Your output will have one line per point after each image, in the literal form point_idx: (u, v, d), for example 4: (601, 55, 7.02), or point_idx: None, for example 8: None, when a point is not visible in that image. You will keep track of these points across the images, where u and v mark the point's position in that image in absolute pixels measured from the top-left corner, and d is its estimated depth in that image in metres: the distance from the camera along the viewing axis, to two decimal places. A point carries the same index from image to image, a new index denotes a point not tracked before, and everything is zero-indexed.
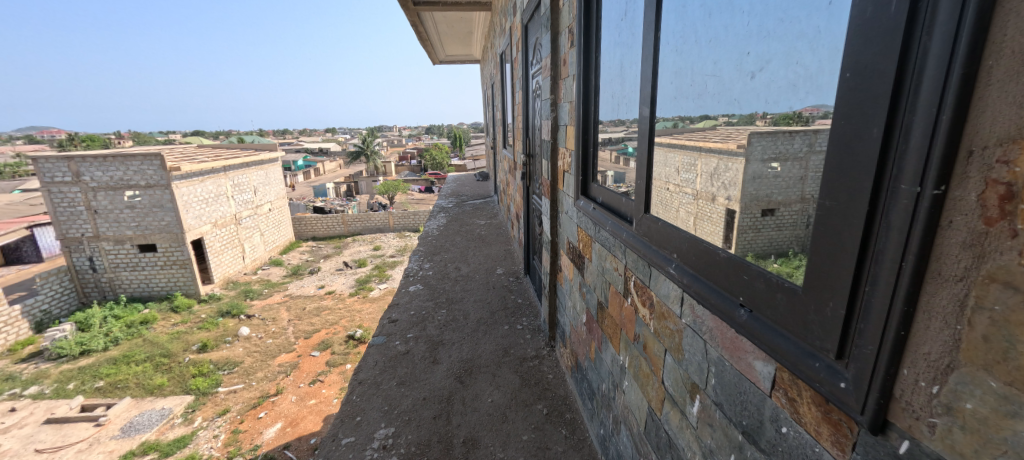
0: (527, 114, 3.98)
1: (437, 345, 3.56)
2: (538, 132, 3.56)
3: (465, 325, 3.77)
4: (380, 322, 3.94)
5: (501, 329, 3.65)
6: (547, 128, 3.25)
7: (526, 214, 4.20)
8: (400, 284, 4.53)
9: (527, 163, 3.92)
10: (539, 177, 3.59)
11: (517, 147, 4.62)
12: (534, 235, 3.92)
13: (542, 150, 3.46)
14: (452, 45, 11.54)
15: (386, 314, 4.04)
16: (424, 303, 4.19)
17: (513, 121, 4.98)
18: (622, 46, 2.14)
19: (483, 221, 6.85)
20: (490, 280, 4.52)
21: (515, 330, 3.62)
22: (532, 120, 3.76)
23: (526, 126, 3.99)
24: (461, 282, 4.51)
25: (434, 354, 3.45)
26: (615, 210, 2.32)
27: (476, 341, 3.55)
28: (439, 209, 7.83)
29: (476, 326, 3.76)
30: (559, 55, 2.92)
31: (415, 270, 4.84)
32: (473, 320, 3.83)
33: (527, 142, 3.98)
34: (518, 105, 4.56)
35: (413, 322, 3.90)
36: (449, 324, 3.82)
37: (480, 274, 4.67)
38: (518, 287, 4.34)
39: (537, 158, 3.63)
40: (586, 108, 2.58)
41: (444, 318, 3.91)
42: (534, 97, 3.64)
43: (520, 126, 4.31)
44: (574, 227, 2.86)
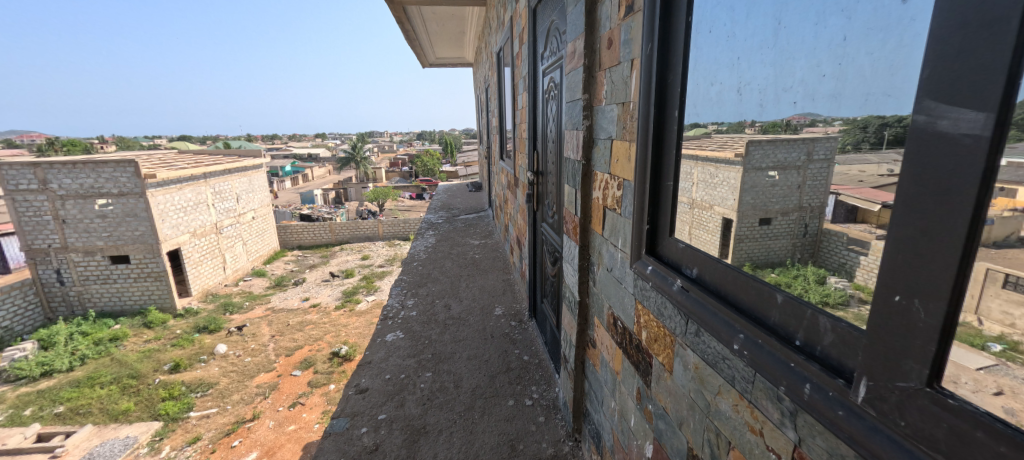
0: (535, 123, 3.19)
1: (418, 434, 2.74)
2: (556, 147, 2.74)
3: (455, 400, 2.94)
4: (345, 392, 3.18)
5: (504, 406, 2.82)
6: (574, 142, 2.46)
7: (535, 248, 3.40)
8: (375, 335, 3.71)
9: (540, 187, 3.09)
10: (556, 205, 2.78)
11: (519, 162, 3.81)
12: (547, 278, 3.10)
13: (563, 171, 2.65)
14: (442, 46, 10.69)
15: (353, 380, 3.27)
16: (404, 364, 3.37)
17: (514, 130, 4.20)
18: (718, 11, 1.47)
19: (477, 241, 6.04)
20: (487, 326, 3.70)
21: (522, 409, 2.79)
22: (546, 131, 2.96)
23: (534, 137, 3.19)
24: (451, 330, 3.69)
25: (412, 450, 2.61)
26: (748, 311, 1.37)
27: (470, 426, 2.71)
28: (427, 226, 6.99)
29: (469, 401, 2.92)
30: (597, 38, 2.17)
31: (396, 310, 4.04)
32: (466, 392, 3.00)
33: (536, 159, 3.17)
34: (519, 112, 3.77)
35: (387, 395, 3.09)
36: (435, 399, 2.99)
37: (474, 316, 3.84)
38: (523, 337, 3.51)
39: (553, 181, 2.83)
40: (646, 117, 1.80)
41: (428, 389, 3.08)
42: (550, 103, 2.85)
43: (526, 139, 3.48)
44: (642, 309, 1.90)
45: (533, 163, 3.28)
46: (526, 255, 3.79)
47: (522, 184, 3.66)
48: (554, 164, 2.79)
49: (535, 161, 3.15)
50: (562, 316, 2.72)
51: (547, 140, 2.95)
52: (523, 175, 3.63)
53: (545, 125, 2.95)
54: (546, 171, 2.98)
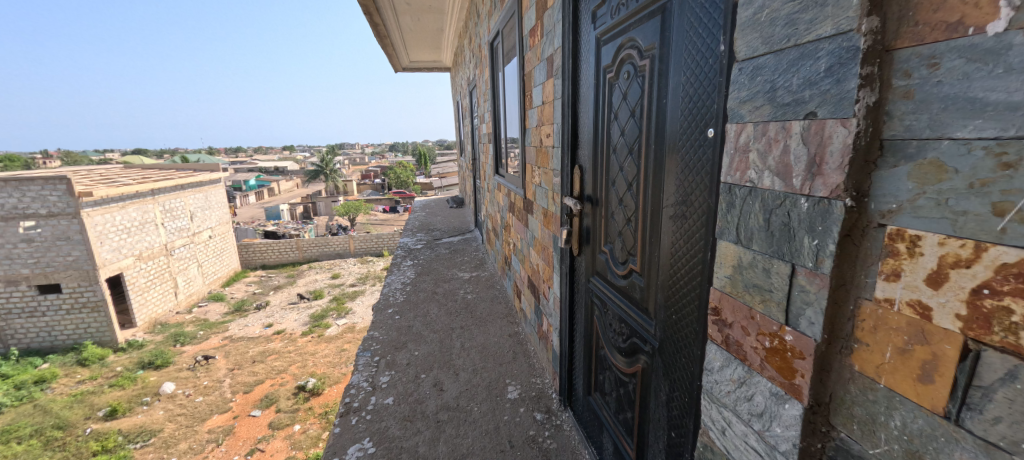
0: (569, 121, 2.01)
1: None
2: (615, 155, 1.58)
3: None
4: None
5: None
6: (769, 158, 0.80)
7: (572, 309, 2.21)
8: None
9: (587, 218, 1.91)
10: (620, 255, 1.60)
11: (539, 177, 2.63)
12: (598, 363, 1.90)
13: (632, 195, 1.48)
14: (415, 47, 9.44)
15: None
16: None
17: (523, 134, 3.03)
18: None
19: (468, 273, 4.82)
20: (503, 423, 2.34)
21: None
22: (590, 129, 1.80)
23: (571, 140, 2.02)
24: (449, 433, 2.30)
25: None
26: None
27: None
28: (404, 255, 5.70)
29: None
30: None
31: (363, 398, 2.62)
32: None
33: (574, 174, 2.00)
34: (537, 106, 2.59)
35: None
36: None
37: (482, 406, 2.48)
38: (565, 443, 2.18)
39: (613, 213, 1.64)
40: None
41: None
42: (601, 77, 1.68)
43: (552, 142, 2.31)
44: None
45: (565, 182, 2.12)
46: (551, 313, 2.57)
47: (548, 209, 2.47)
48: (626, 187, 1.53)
49: (577, 181, 1.98)
50: (641, 450, 1.53)
51: (595, 142, 1.77)
52: (548, 196, 2.45)
53: (591, 119, 1.78)
54: (598, 193, 1.79)
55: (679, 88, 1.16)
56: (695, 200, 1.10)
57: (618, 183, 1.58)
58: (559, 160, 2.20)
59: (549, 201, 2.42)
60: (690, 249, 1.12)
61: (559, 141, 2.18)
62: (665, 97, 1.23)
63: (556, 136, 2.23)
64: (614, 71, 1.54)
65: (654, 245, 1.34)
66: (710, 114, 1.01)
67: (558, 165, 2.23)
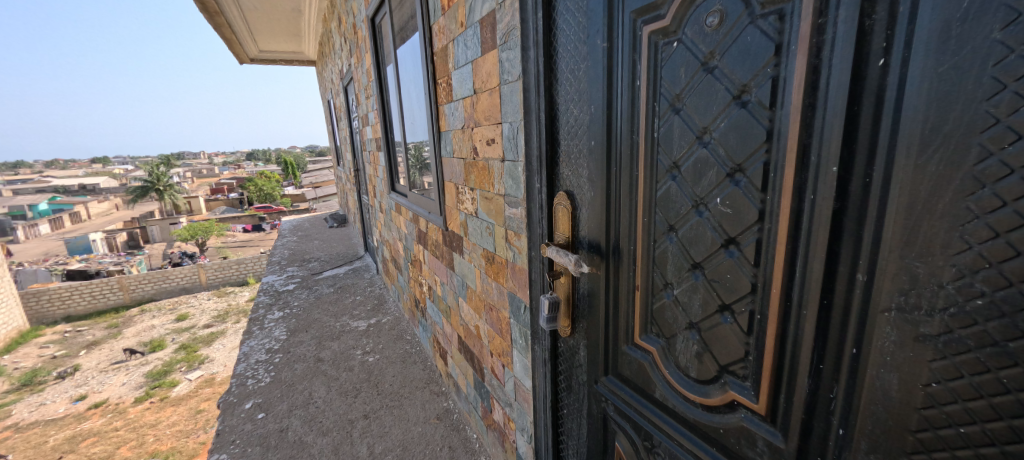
0: (538, 118, 1.20)
1: None
2: (677, 182, 0.84)
3: None
4: None
5: None
6: None
7: (556, 413, 1.42)
8: None
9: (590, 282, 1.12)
10: (697, 364, 0.87)
11: (472, 203, 1.75)
12: None
13: (740, 262, 0.74)
14: (265, 34, 7.60)
15: None
16: None
17: (435, 139, 2.10)
18: None
19: (364, 320, 3.65)
20: None
21: None
22: (598, 132, 1.02)
23: (546, 149, 1.20)
24: None
25: None
26: None
27: None
28: (268, 302, 4.22)
29: None
30: None
31: None
32: None
33: (559, 207, 1.20)
34: (462, 97, 1.71)
35: None
36: None
37: None
38: None
39: (670, 285, 0.90)
40: None
41: None
42: (623, 35, 0.91)
43: (498, 153, 1.46)
44: None
45: (535, 218, 1.30)
46: (510, 403, 1.73)
47: (495, 252, 1.61)
48: (706, 242, 0.80)
49: (564, 219, 1.19)
50: None
51: (611, 156, 1.00)
52: (495, 235, 1.59)
53: (599, 114, 1.01)
54: (620, 244, 1.02)
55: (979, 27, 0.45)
56: None
57: (686, 234, 0.84)
58: (517, 181, 1.37)
59: (497, 241, 1.57)
60: None
61: (515, 151, 1.35)
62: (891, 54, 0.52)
63: (507, 144, 1.39)
64: (670, 17, 0.79)
65: (835, 377, 0.64)
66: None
67: (514, 190, 1.39)
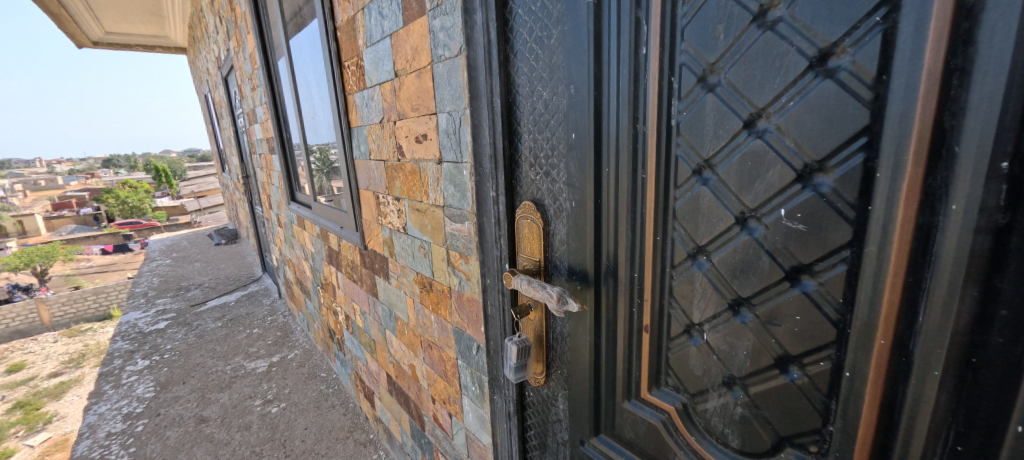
0: (491, 105, 0.90)
1: None
2: (712, 187, 0.60)
3: None
4: None
5: None
6: None
7: None
8: None
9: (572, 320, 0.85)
10: (740, 431, 0.65)
11: (398, 216, 1.39)
12: None
13: (819, 299, 0.53)
14: (112, 13, 6.17)
15: None
16: None
17: (345, 137, 1.68)
18: None
19: (265, 357, 3.01)
20: None
21: None
22: (582, 120, 0.75)
23: (503, 146, 0.91)
24: None
25: None
26: None
27: None
28: (128, 348, 3.32)
29: None
30: None
31: None
32: None
33: (523, 221, 0.92)
34: (378, 83, 1.34)
35: None
36: None
37: None
38: None
39: (697, 327, 0.66)
40: None
41: None
42: None
43: (432, 153, 1.13)
44: None
45: (489, 236, 1.00)
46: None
47: (433, 278, 1.27)
48: (767, 273, 0.57)
49: (531, 237, 0.91)
50: None
51: (602, 153, 0.74)
52: (432, 257, 1.25)
53: (583, 95, 0.74)
54: (615, 270, 0.77)
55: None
56: None
57: (728, 260, 0.61)
58: (461, 189, 1.05)
59: (435, 264, 1.24)
60: None
61: (457, 150, 1.03)
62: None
63: (445, 141, 1.07)
64: None
65: None
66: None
67: (457, 200, 1.08)
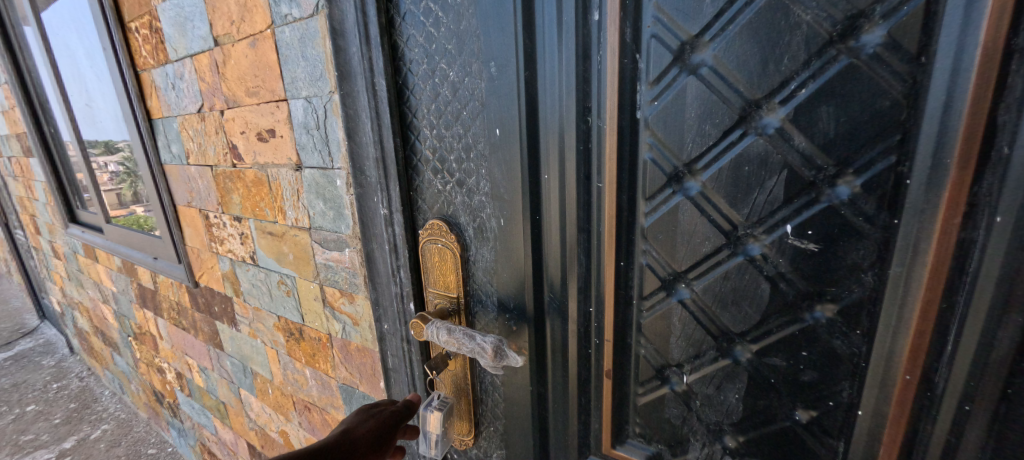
0: (373, 89, 0.64)
1: None
2: (695, 197, 0.47)
3: None
4: None
5: None
6: None
7: None
8: None
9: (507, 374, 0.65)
10: None
11: (241, 243, 1.01)
12: None
13: (831, 331, 0.44)
14: None
15: None
16: None
17: (144, 133, 1.18)
18: None
19: (49, 445, 2.14)
20: None
21: None
22: (509, 111, 0.56)
23: (396, 146, 0.66)
24: None
25: None
26: None
27: None
28: None
29: None
30: None
31: None
32: None
33: (432, 246, 0.69)
34: (190, 57, 0.93)
35: None
36: None
37: None
38: None
39: (675, 368, 0.54)
40: None
41: None
42: None
43: (286, 156, 0.81)
44: None
45: (382, 267, 0.73)
46: None
47: (303, 324, 0.95)
48: (767, 303, 0.46)
49: (444, 266, 0.68)
50: None
51: (541, 154, 0.56)
52: (299, 296, 0.92)
53: (508, 77, 0.55)
54: (564, 305, 0.60)
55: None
56: None
57: (716, 289, 0.48)
58: (335, 206, 0.77)
59: (304, 305, 0.92)
60: None
61: (326, 152, 0.74)
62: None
63: (305, 139, 0.76)
64: None
65: None
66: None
67: (331, 220, 0.78)
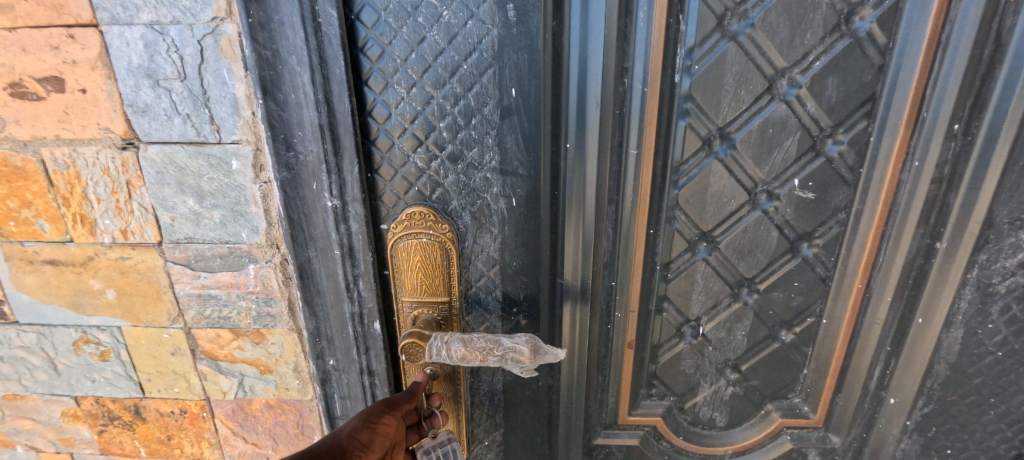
0: (313, 23, 0.43)
1: None
2: (725, 159, 0.50)
3: None
4: None
5: None
6: None
7: None
8: None
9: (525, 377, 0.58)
10: (729, 409, 0.63)
11: None
12: None
13: (814, 262, 0.55)
14: None
15: None
16: None
17: None
18: None
19: None
20: None
21: None
22: (532, 67, 0.47)
23: (351, 110, 0.47)
24: None
25: None
26: None
27: None
28: None
29: None
30: None
31: None
32: None
33: (409, 243, 0.53)
34: None
35: None
36: None
37: None
38: None
39: (694, 323, 0.58)
40: None
41: None
42: None
43: (99, 128, 0.48)
44: None
45: (326, 284, 0.53)
46: None
47: (141, 398, 0.61)
48: (771, 246, 0.54)
49: (427, 266, 0.54)
50: None
51: (566, 120, 0.49)
52: (132, 356, 0.58)
53: (532, 25, 0.45)
54: (584, 286, 0.56)
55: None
56: None
57: (734, 242, 0.54)
58: (225, 204, 0.50)
59: (146, 367, 0.59)
60: None
61: (203, 118, 0.47)
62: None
63: (150, 97, 0.47)
64: None
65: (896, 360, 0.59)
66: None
67: (216, 226, 0.51)
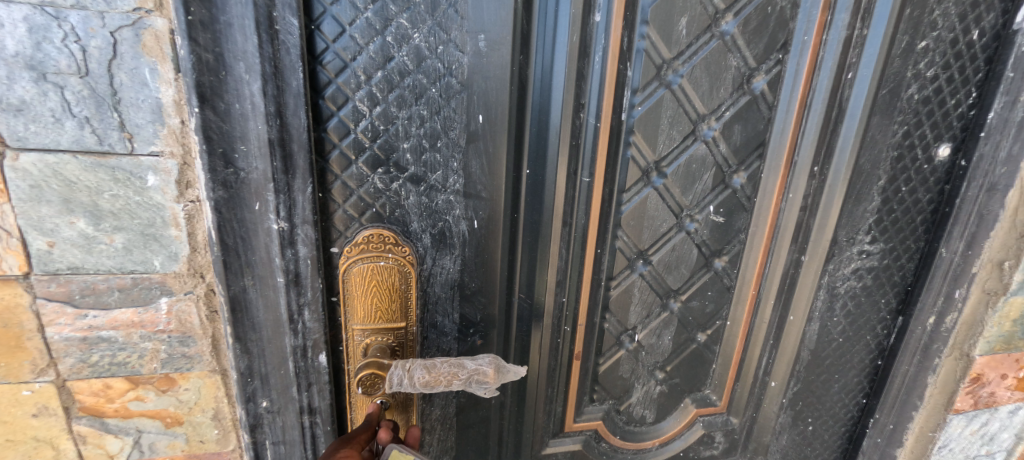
0: (268, 29, 0.39)
1: None
2: (658, 188, 0.58)
3: None
4: None
5: None
6: None
7: None
8: None
9: (482, 395, 0.59)
10: (656, 405, 0.71)
11: None
12: None
13: (722, 273, 0.66)
14: None
15: None
16: None
17: None
18: None
19: None
20: None
21: None
22: (499, 97, 0.49)
23: (307, 126, 0.43)
24: None
25: None
26: None
27: None
28: None
29: None
30: None
31: None
32: None
33: (365, 267, 0.51)
34: None
35: None
36: None
37: None
38: None
39: (631, 331, 0.65)
40: None
41: None
42: None
43: None
44: None
45: (263, 317, 0.47)
46: None
47: None
48: (689, 261, 0.63)
49: (384, 291, 0.52)
50: None
51: (527, 148, 0.51)
52: None
53: (500, 57, 0.47)
54: (537, 304, 0.58)
55: (904, 61, 0.59)
56: (901, 248, 0.71)
57: (664, 259, 0.62)
58: (133, 227, 0.42)
59: None
60: (876, 319, 0.75)
61: (109, 124, 0.38)
62: (860, 67, 0.58)
63: (29, 93, 0.37)
64: None
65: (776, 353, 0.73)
66: (954, 125, 0.65)
67: (117, 253, 0.42)
